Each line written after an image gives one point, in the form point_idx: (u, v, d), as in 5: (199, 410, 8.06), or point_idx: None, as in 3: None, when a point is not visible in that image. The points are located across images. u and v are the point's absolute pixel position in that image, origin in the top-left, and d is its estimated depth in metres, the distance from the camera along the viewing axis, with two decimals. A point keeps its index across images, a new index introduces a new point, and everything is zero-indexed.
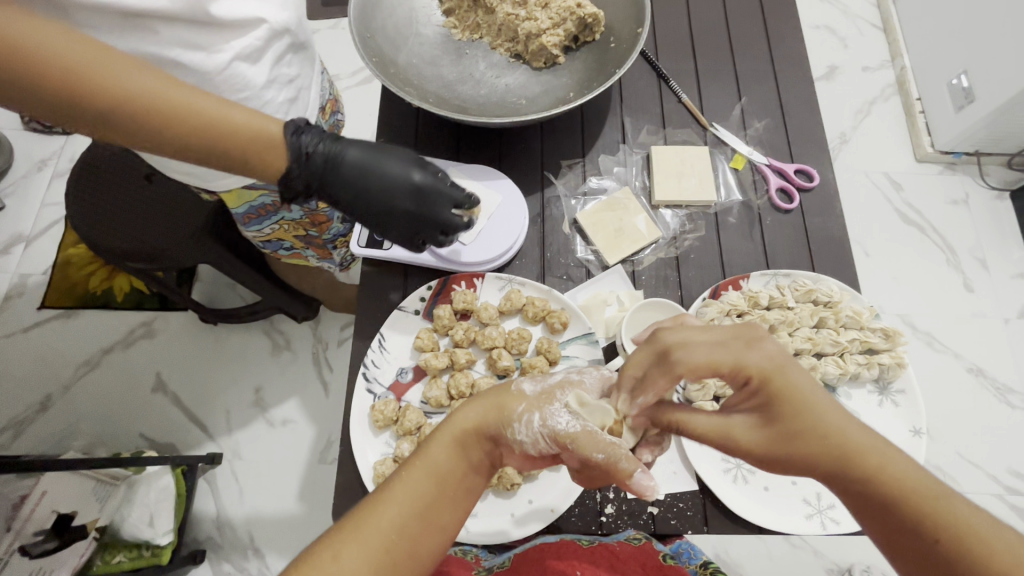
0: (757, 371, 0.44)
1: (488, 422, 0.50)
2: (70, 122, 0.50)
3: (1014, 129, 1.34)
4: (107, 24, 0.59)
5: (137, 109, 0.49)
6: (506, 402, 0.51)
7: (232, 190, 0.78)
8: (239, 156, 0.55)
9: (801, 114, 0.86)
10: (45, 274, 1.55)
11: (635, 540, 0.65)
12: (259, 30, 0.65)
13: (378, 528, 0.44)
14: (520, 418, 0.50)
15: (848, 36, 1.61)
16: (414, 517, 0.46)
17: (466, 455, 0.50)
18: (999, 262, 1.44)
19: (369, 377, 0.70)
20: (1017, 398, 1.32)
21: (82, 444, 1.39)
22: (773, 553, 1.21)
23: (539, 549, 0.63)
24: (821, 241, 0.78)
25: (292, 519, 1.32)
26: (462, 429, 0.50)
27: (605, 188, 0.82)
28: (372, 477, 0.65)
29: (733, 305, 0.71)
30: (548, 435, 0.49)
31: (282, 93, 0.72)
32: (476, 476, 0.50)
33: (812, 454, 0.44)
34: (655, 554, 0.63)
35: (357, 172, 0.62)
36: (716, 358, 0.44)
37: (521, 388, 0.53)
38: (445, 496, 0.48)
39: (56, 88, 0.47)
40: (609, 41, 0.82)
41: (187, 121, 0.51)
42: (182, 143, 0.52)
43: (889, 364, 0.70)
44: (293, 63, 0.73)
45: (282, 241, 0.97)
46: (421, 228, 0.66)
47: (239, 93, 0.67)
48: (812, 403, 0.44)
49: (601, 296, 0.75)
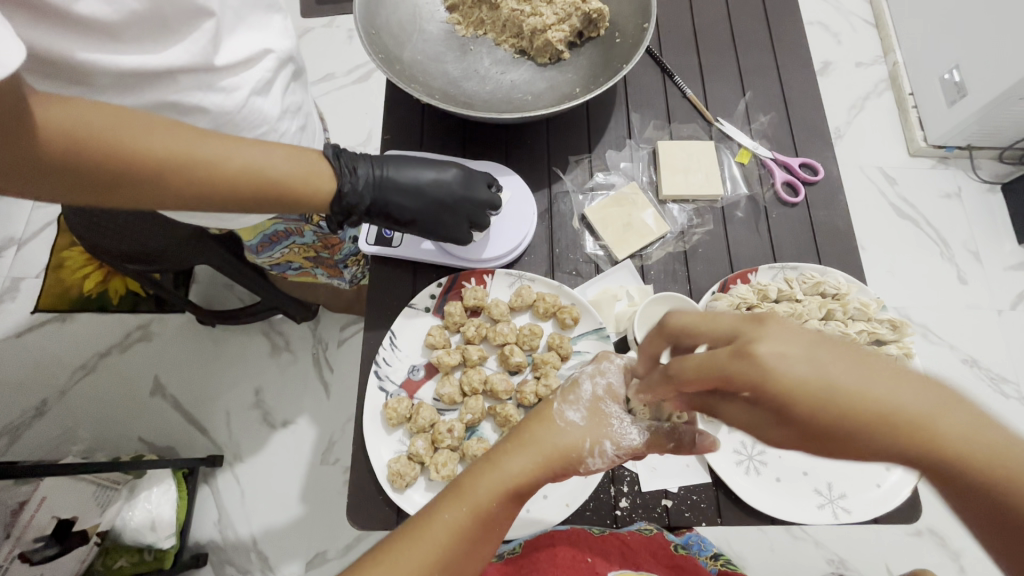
0: (744, 383, 0.39)
1: (544, 469, 0.50)
2: (106, 193, 0.50)
3: (1003, 124, 1.37)
4: (123, 86, 0.58)
5: (182, 168, 0.50)
6: (564, 442, 0.51)
7: (249, 225, 0.84)
8: (289, 193, 0.58)
9: (804, 108, 0.86)
10: (39, 277, 1.53)
11: (646, 531, 0.68)
12: (267, 62, 0.67)
13: (417, 562, 0.45)
14: (595, 453, 0.52)
15: (841, 32, 1.63)
16: (453, 554, 0.46)
17: (516, 499, 0.50)
18: (992, 254, 1.47)
19: (380, 375, 0.70)
20: (1010, 387, 1.35)
21: (81, 449, 1.37)
22: (774, 545, 1.22)
23: (551, 536, 0.65)
24: (825, 235, 0.79)
25: (296, 521, 1.32)
26: (518, 480, 0.49)
27: (612, 183, 0.82)
28: (387, 476, 0.64)
29: (743, 298, 0.72)
30: (620, 455, 0.54)
31: (293, 122, 0.75)
32: (514, 514, 0.50)
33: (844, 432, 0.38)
34: (665, 545, 0.66)
35: (400, 180, 0.69)
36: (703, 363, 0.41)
37: (569, 419, 0.53)
38: (485, 532, 0.48)
39: (94, 163, 0.47)
40: (614, 36, 0.82)
41: (230, 169, 0.53)
42: (225, 191, 0.54)
43: (898, 355, 0.71)
44: (297, 91, 0.76)
45: (292, 262, 1.03)
46: (467, 210, 0.70)
47: (257, 128, 0.68)
48: (817, 385, 0.38)
49: (610, 291, 0.75)
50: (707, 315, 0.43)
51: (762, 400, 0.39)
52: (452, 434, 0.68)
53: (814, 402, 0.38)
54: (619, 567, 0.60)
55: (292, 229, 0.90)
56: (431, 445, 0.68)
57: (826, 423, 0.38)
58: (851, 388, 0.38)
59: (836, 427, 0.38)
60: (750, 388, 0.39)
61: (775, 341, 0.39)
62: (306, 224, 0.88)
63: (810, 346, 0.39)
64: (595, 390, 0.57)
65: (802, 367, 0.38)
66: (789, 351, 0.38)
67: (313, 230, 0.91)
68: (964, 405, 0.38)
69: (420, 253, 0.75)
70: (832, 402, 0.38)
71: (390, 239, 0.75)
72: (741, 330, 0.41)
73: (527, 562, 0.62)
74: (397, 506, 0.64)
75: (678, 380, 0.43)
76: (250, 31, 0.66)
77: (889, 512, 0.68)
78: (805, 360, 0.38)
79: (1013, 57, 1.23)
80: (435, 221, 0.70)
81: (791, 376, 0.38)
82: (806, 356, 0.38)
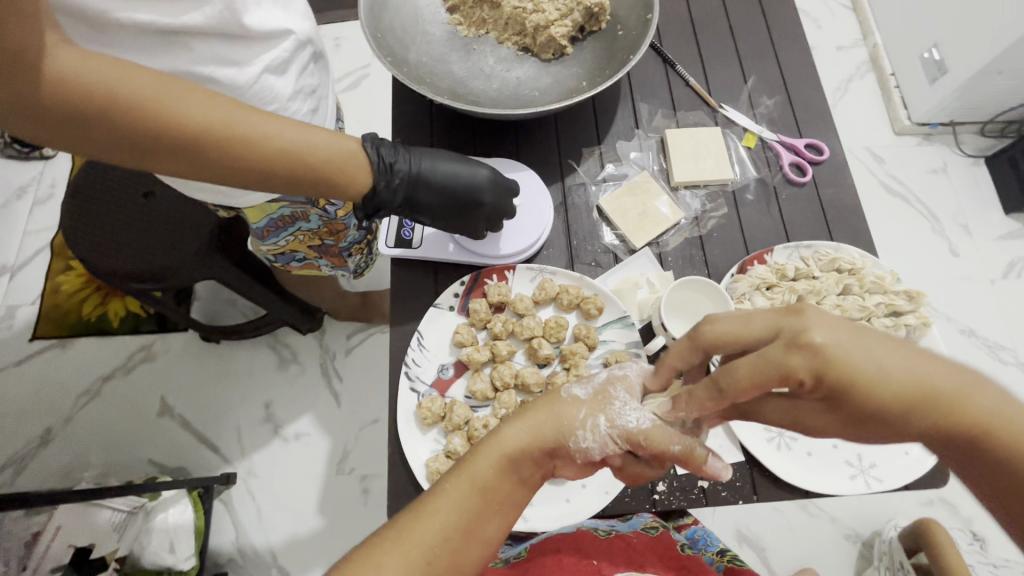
0: (810, 373, 0.42)
1: (535, 439, 0.53)
2: (131, 154, 0.49)
3: (984, 96, 1.41)
4: (139, 43, 0.59)
5: (207, 139, 0.50)
6: (564, 414, 0.54)
7: (256, 205, 0.84)
8: (321, 173, 0.58)
9: (805, 90, 0.88)
10: (35, 304, 1.50)
11: (651, 530, 0.72)
12: (287, 42, 0.67)
13: (422, 541, 0.47)
14: (586, 423, 0.53)
15: (820, 17, 1.66)
16: (457, 529, 0.49)
17: (517, 474, 0.52)
18: (981, 225, 1.52)
19: (411, 376, 0.69)
20: (1008, 353, 1.40)
21: (92, 475, 1.35)
22: (792, 524, 1.25)
23: (557, 540, 0.68)
24: (835, 212, 0.81)
25: (315, 534, 1.31)
26: (516, 452, 0.52)
27: (625, 173, 0.83)
28: (426, 475, 0.65)
29: (763, 279, 0.73)
30: (617, 436, 0.53)
31: (306, 104, 0.73)
32: (519, 491, 0.52)
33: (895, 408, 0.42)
34: (671, 545, 0.70)
35: (436, 176, 0.69)
36: (761, 370, 0.43)
37: (574, 395, 0.56)
38: (488, 507, 0.51)
39: (122, 123, 0.47)
40: (616, 29, 0.84)
41: (260, 148, 0.53)
42: (245, 170, 0.54)
43: (916, 324, 0.72)
44: (314, 72, 0.75)
45: (296, 252, 1.03)
46: (492, 218, 0.72)
47: (267, 106, 0.68)
48: (867, 372, 0.42)
49: (632, 279, 0.76)
50: (743, 313, 0.47)
51: (826, 386, 0.42)
52: (488, 429, 0.68)
53: (869, 385, 0.42)
54: (624, 569, 0.64)
55: (299, 214, 0.90)
56: (468, 441, 0.68)
57: (878, 407, 0.42)
58: (898, 368, 0.42)
59: (888, 408, 0.42)
60: (813, 376, 0.42)
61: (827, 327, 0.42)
62: (312, 207, 0.88)
63: (854, 331, 0.43)
64: (610, 376, 0.59)
65: (856, 352, 0.42)
66: (838, 337, 0.42)
67: (319, 214, 0.91)
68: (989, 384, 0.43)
69: (439, 252, 0.75)
70: (885, 386, 0.42)
71: (409, 240, 0.75)
72: (783, 323, 0.44)
73: (535, 565, 0.65)
74: None
75: (733, 390, 0.45)
76: (273, 7, 0.64)
77: (915, 480, 0.70)
78: (855, 345, 0.42)
79: (995, 29, 1.26)
80: (460, 222, 0.72)
81: (851, 363, 0.42)
82: (852, 343, 0.42)
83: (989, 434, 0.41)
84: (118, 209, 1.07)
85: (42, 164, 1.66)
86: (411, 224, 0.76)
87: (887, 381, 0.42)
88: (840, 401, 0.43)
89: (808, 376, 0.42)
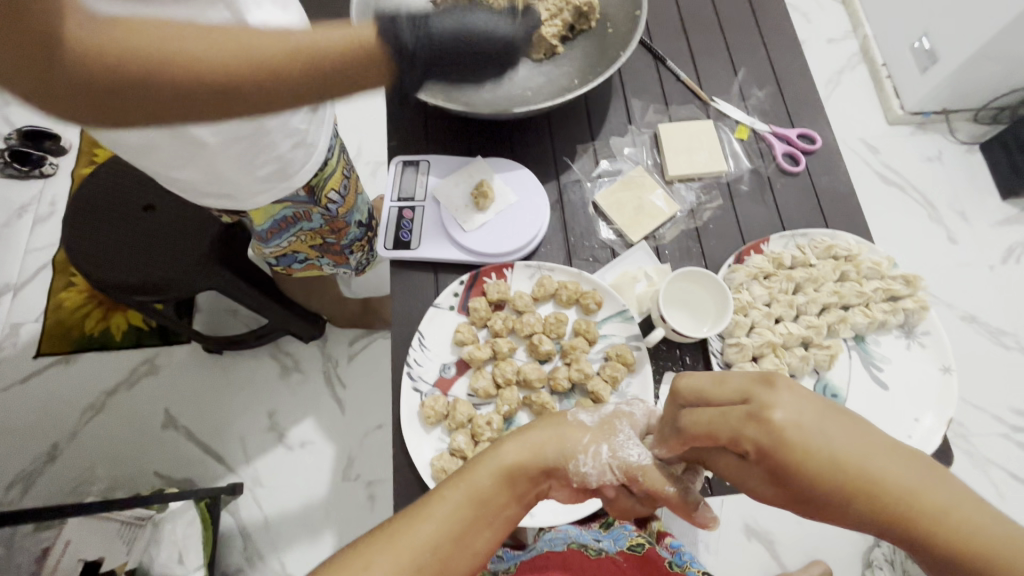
0: (754, 446, 0.44)
1: (536, 457, 0.55)
2: (150, 108, 0.42)
3: (976, 83, 1.42)
4: None
5: (216, 61, 0.41)
6: (568, 436, 0.57)
7: (261, 207, 0.85)
8: (353, 77, 0.46)
9: (795, 81, 0.89)
10: (37, 321, 1.51)
11: (637, 547, 0.69)
12: None
13: (410, 547, 0.48)
14: (589, 449, 0.55)
15: (810, 11, 1.68)
16: (448, 539, 0.50)
17: (513, 489, 0.54)
18: (978, 212, 1.51)
19: (413, 376, 0.70)
20: (1010, 339, 1.40)
21: (99, 489, 1.36)
22: (801, 516, 1.25)
23: (545, 557, 0.68)
24: (830, 200, 0.81)
25: (322, 541, 1.31)
26: (515, 466, 0.53)
27: (619, 169, 0.84)
28: (431, 473, 0.65)
29: (760, 268, 0.73)
30: (616, 466, 0.55)
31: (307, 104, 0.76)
32: (512, 510, 0.54)
33: (841, 497, 0.43)
34: (659, 562, 0.67)
35: (455, 44, 0.53)
36: (714, 427, 0.47)
37: (581, 419, 0.59)
38: (481, 520, 0.52)
39: (125, 67, 0.40)
40: (606, 28, 0.86)
41: (273, 55, 0.42)
42: (269, 88, 0.43)
43: (914, 308, 0.72)
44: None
45: (297, 254, 1.04)
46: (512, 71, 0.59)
47: None
48: (816, 457, 0.43)
49: (630, 274, 0.76)
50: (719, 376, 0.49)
51: (769, 461, 0.44)
52: (491, 426, 0.68)
53: (816, 471, 0.43)
54: None
55: (301, 214, 0.92)
56: (472, 439, 0.67)
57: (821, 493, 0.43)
58: (854, 460, 0.42)
59: (833, 496, 0.43)
60: (758, 449, 0.45)
61: (789, 407, 0.43)
62: (314, 206, 0.91)
63: (815, 413, 0.44)
64: (617, 409, 0.61)
65: (809, 435, 0.43)
66: (797, 416, 0.44)
67: (321, 212, 0.94)
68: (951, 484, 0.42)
69: (437, 252, 0.76)
70: (831, 473, 0.42)
71: (407, 241, 0.75)
72: (752, 392, 0.46)
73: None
74: None
75: (690, 435, 0.49)
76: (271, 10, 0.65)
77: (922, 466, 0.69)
78: (812, 430, 0.43)
79: (985, 17, 1.28)
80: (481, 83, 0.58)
81: (802, 445, 0.43)
82: (808, 425, 0.43)
83: (935, 541, 0.41)
84: (119, 222, 1.09)
85: (43, 182, 1.67)
86: (410, 225, 0.77)
87: (836, 471, 0.42)
88: (789, 484, 0.44)
89: (754, 449, 0.44)
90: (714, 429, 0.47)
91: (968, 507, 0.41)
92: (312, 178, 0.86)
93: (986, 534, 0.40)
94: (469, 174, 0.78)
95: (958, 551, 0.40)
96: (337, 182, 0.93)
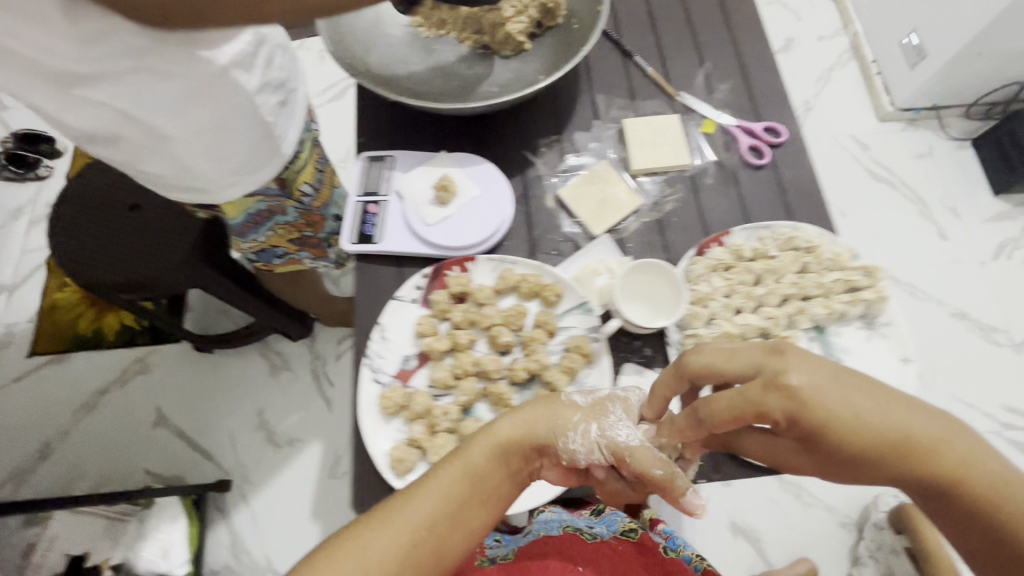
0: (783, 414, 0.50)
1: (527, 435, 0.58)
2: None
3: (967, 79, 1.42)
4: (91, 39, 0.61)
5: None
6: (560, 414, 0.58)
7: (233, 201, 0.86)
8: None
9: (763, 76, 0.89)
10: (31, 321, 1.53)
11: (631, 533, 0.73)
12: (246, 35, 0.69)
13: (407, 524, 0.53)
14: (578, 426, 0.57)
15: (800, 8, 1.68)
16: (443, 516, 0.54)
17: (506, 466, 0.57)
18: (971, 208, 1.50)
19: (374, 367, 0.70)
20: (1002, 335, 1.39)
21: (90, 486, 1.38)
22: (788, 514, 1.24)
23: (545, 543, 0.73)
24: (796, 193, 0.82)
25: (309, 537, 1.32)
26: (505, 444, 0.57)
27: (583, 164, 0.84)
28: (389, 463, 0.66)
29: (719, 260, 0.74)
30: (604, 445, 0.57)
31: (274, 97, 0.77)
32: (505, 488, 0.58)
33: (858, 448, 0.50)
34: (654, 549, 0.72)
35: None
36: (737, 406, 0.51)
37: (573, 399, 0.60)
38: (474, 498, 0.56)
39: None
40: (572, 24, 0.86)
41: None
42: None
43: (873, 299, 0.72)
44: (283, 65, 0.78)
45: (277, 248, 1.05)
46: None
47: (233, 98, 0.71)
48: (835, 416, 0.49)
49: (591, 266, 0.76)
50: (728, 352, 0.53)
51: (796, 426, 0.50)
52: (448, 416, 0.69)
53: (839, 428, 0.49)
54: None
55: (276, 207, 0.94)
56: (429, 429, 0.69)
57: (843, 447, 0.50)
58: (863, 412, 0.49)
59: (854, 449, 0.50)
60: (786, 415, 0.50)
61: (805, 372, 0.50)
62: (288, 198, 0.92)
63: (827, 376, 0.50)
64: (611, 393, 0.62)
65: (828, 396, 0.49)
66: (812, 380, 0.50)
67: (296, 205, 0.95)
68: (941, 422, 0.51)
69: (401, 245, 0.77)
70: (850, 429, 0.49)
71: (371, 235, 0.76)
72: (765, 364, 0.52)
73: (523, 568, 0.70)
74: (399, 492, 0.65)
75: (711, 420, 0.52)
76: None
77: None
78: (828, 391, 0.50)
79: (970, 11, 1.27)
80: None
81: (826, 407, 0.49)
82: (827, 387, 0.50)
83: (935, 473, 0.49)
84: (105, 221, 1.11)
85: (38, 185, 1.69)
86: (374, 219, 0.78)
87: (855, 426, 0.49)
88: (814, 441, 0.51)
89: (782, 417, 0.50)
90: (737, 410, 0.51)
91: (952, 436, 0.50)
92: (282, 170, 0.87)
93: (966, 457, 0.49)
94: (431, 168, 0.80)
95: (951, 476, 0.49)
96: (310, 175, 0.94)
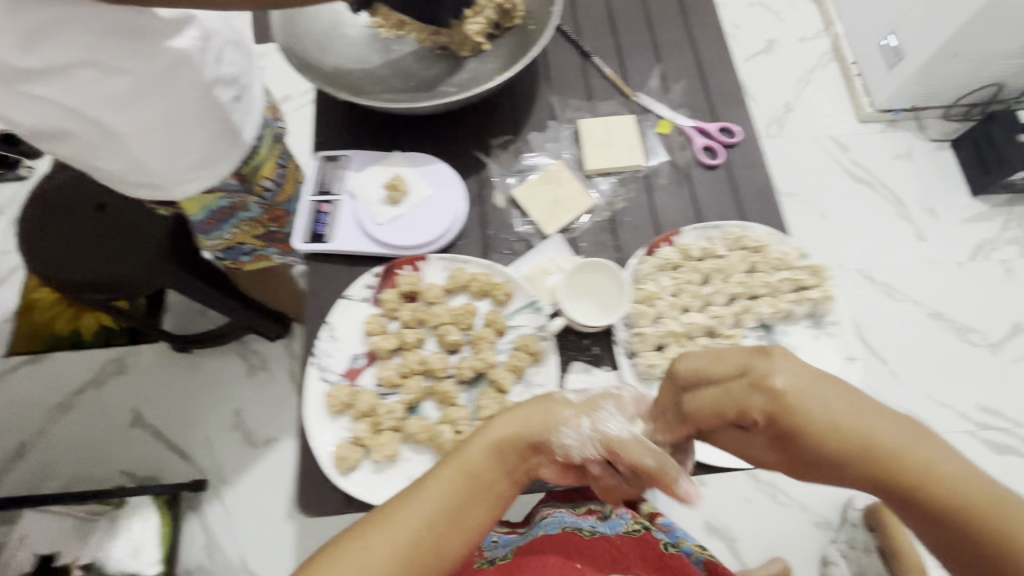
0: (762, 414, 0.48)
1: (522, 431, 0.56)
2: None
3: (948, 80, 1.43)
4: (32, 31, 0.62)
5: None
6: (554, 409, 0.57)
7: (192, 197, 0.86)
8: None
9: (721, 77, 0.90)
10: (8, 320, 1.54)
11: (634, 531, 0.71)
12: (192, 30, 0.70)
13: (406, 526, 0.50)
14: (570, 420, 0.56)
15: (781, 9, 1.68)
16: (444, 516, 0.51)
17: (505, 464, 0.55)
18: (949, 208, 1.50)
19: (321, 366, 0.71)
20: (977, 336, 1.39)
21: (63, 486, 1.39)
22: (762, 514, 1.24)
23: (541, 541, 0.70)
24: (750, 193, 0.82)
25: (282, 537, 1.32)
26: (503, 440, 0.55)
27: (538, 164, 0.85)
28: (333, 460, 0.66)
29: (667, 259, 0.74)
30: (597, 439, 0.56)
31: (228, 92, 0.77)
32: (507, 487, 0.55)
33: (844, 457, 0.46)
34: (655, 545, 0.69)
35: None
36: (718, 403, 0.50)
37: (565, 395, 0.59)
38: (474, 498, 0.53)
39: None
40: (529, 24, 0.87)
41: None
42: None
43: (820, 298, 0.72)
44: (234, 61, 0.78)
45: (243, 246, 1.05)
46: None
47: (181, 90, 0.71)
48: (817, 421, 0.46)
49: (541, 266, 0.77)
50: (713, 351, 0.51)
51: (778, 428, 0.48)
52: (393, 415, 0.69)
53: (821, 434, 0.46)
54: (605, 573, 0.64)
55: (238, 203, 0.94)
56: (374, 428, 0.69)
57: (824, 454, 0.47)
58: (848, 420, 0.47)
59: (839, 457, 0.46)
60: (766, 415, 0.48)
61: (787, 372, 0.47)
62: (249, 194, 0.93)
63: (812, 378, 0.48)
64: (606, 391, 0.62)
65: (810, 399, 0.47)
66: (795, 381, 0.47)
67: (258, 201, 0.96)
68: (936, 440, 0.46)
69: (352, 243, 0.77)
70: (833, 435, 0.46)
71: (322, 234, 0.77)
72: (751, 363, 0.49)
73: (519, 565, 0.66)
74: (344, 490, 0.65)
75: (695, 416, 0.52)
76: None
77: None
78: (812, 395, 0.47)
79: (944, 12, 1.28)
80: None
81: (808, 409, 0.47)
82: (808, 389, 0.47)
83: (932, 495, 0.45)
84: (74, 220, 1.11)
85: (18, 185, 1.70)
86: (326, 218, 0.78)
87: (836, 434, 0.46)
88: (794, 446, 0.48)
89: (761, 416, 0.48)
90: (717, 405, 0.50)
91: (952, 459, 0.45)
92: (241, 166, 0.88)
93: (965, 485, 0.45)
94: (385, 168, 0.81)
95: (950, 502, 0.45)
96: (271, 170, 0.95)
